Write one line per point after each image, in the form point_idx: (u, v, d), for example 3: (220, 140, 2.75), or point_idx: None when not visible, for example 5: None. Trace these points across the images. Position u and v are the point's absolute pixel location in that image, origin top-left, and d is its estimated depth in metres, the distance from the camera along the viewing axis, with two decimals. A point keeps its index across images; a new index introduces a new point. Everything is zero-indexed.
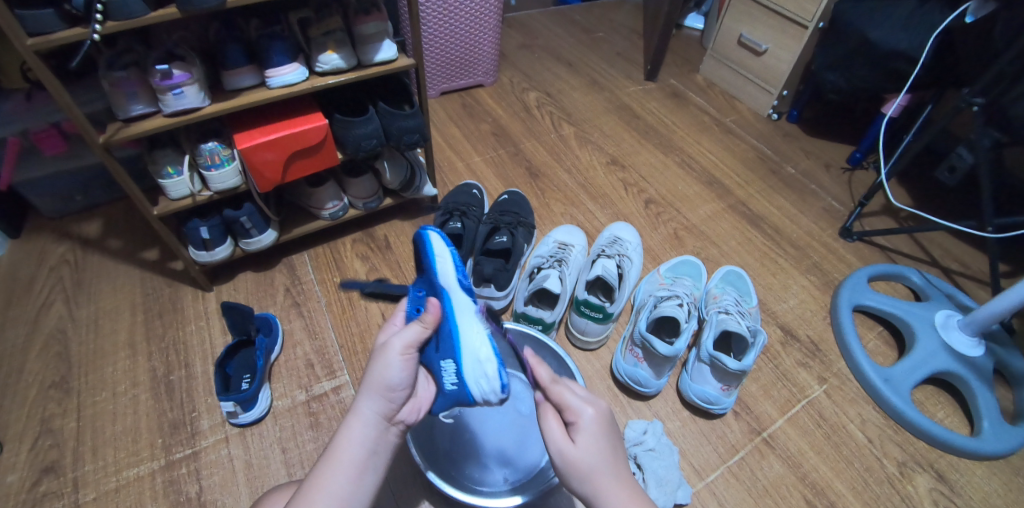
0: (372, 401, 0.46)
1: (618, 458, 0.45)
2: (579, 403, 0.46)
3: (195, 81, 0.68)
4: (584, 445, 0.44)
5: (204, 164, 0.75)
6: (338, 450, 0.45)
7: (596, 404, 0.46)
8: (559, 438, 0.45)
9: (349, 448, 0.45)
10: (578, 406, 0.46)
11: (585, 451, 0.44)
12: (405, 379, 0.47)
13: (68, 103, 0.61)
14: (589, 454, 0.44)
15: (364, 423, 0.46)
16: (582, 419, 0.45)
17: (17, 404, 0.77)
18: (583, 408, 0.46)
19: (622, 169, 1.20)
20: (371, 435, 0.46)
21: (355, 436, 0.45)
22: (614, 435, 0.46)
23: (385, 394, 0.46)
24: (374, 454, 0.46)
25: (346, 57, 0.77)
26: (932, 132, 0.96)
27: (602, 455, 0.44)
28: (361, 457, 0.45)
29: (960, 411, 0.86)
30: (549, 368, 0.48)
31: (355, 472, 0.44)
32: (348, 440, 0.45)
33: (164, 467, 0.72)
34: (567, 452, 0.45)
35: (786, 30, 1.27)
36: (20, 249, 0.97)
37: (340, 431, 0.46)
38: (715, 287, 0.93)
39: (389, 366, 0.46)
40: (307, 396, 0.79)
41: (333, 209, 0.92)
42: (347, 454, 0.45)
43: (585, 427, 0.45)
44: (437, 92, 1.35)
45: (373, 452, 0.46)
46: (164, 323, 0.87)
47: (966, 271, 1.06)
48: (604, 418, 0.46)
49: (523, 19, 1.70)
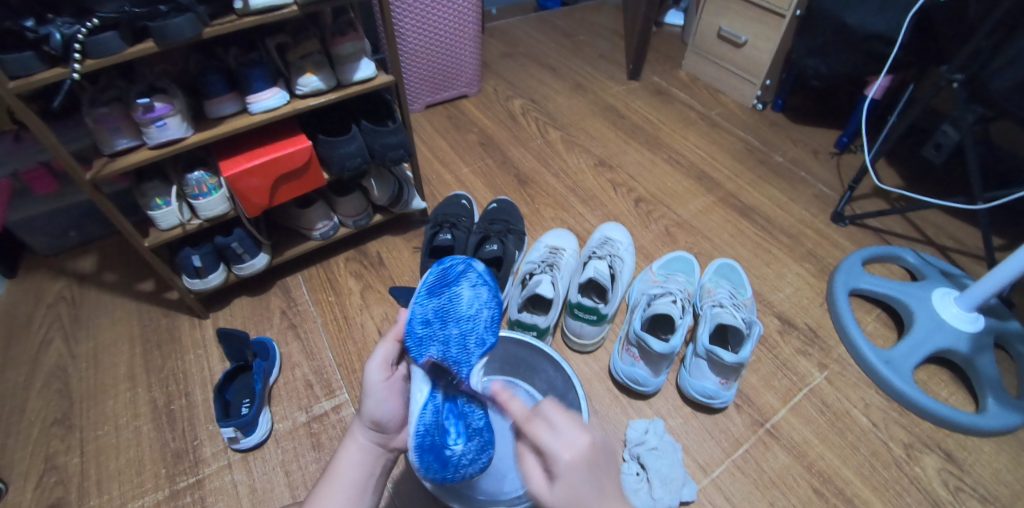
0: (364, 429, 0.51)
1: (603, 499, 0.38)
2: (555, 446, 0.39)
3: (177, 112, 0.69)
4: (561, 494, 0.38)
5: (191, 194, 0.76)
6: (340, 472, 0.50)
7: (573, 446, 0.39)
8: (538, 481, 0.41)
9: (346, 468, 0.50)
10: (554, 450, 0.39)
11: (562, 502, 0.38)
12: (391, 408, 0.51)
13: (52, 142, 0.62)
14: (567, 502, 0.38)
15: (362, 447, 0.52)
16: (556, 465, 0.39)
17: (21, 443, 0.77)
18: (559, 451, 0.39)
19: (610, 170, 1.21)
20: (369, 456, 0.52)
21: (352, 456, 0.51)
22: (598, 473, 0.39)
23: (374, 423, 0.51)
24: (376, 474, 0.52)
25: (325, 78, 0.78)
26: (915, 109, 0.96)
27: (583, 506, 0.38)
28: (361, 477, 0.50)
29: (964, 390, 0.85)
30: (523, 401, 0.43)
31: (355, 490, 0.49)
32: (349, 462, 0.51)
33: (169, 497, 0.72)
34: (546, 499, 0.40)
35: (764, 20, 1.28)
36: (16, 288, 0.98)
37: (339, 451, 0.52)
38: (708, 282, 0.93)
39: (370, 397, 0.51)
40: (307, 417, 0.79)
41: (323, 229, 0.92)
42: (347, 474, 0.50)
43: (561, 473, 0.39)
44: (421, 106, 1.36)
45: (373, 472, 0.52)
46: (162, 354, 0.87)
47: (961, 247, 1.06)
48: (586, 458, 0.39)
49: (503, 27, 1.72)
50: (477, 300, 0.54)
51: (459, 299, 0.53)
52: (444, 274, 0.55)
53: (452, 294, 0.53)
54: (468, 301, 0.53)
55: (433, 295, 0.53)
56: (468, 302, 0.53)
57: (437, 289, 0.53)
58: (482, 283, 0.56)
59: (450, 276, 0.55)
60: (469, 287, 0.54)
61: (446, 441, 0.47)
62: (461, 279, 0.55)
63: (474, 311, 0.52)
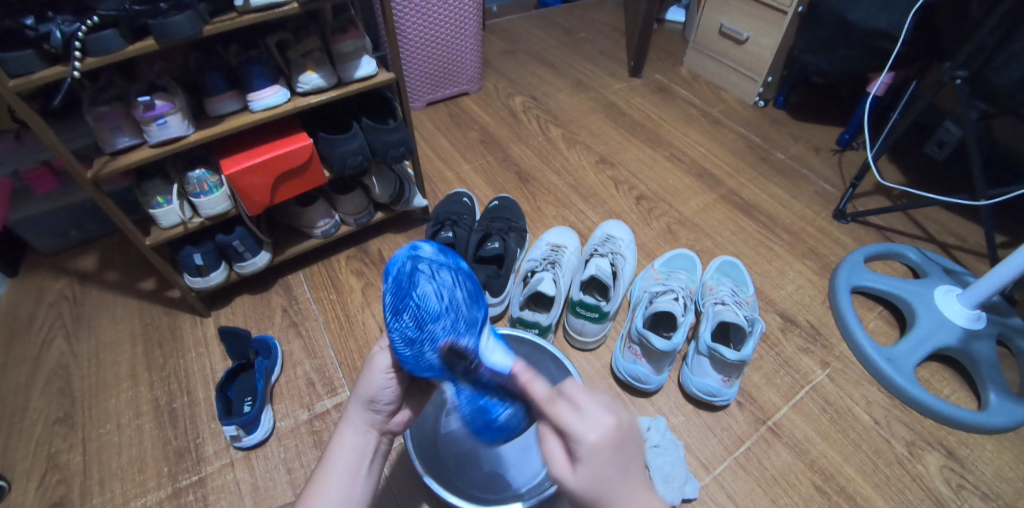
0: (360, 411, 0.51)
1: (628, 481, 0.38)
2: (581, 428, 0.38)
3: (178, 110, 0.69)
4: (584, 474, 0.38)
5: (193, 192, 0.76)
6: (334, 459, 0.48)
7: (599, 427, 0.38)
8: (561, 464, 0.40)
9: (342, 455, 0.48)
10: (579, 432, 0.38)
11: (586, 483, 0.38)
12: (390, 393, 0.51)
13: (53, 140, 0.62)
14: (592, 482, 0.38)
15: (356, 431, 0.50)
16: (582, 446, 0.38)
17: (23, 441, 0.77)
18: (584, 433, 0.38)
19: (612, 167, 1.20)
20: (364, 441, 0.50)
21: (349, 443, 0.49)
22: (624, 454, 0.39)
23: (373, 404, 0.50)
24: (370, 460, 0.50)
25: (326, 76, 0.78)
26: (917, 106, 0.95)
27: (608, 486, 0.38)
28: (356, 463, 0.48)
29: (966, 386, 0.85)
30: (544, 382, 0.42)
31: (350, 476, 0.47)
32: (343, 448, 0.49)
33: (171, 495, 0.72)
34: (568, 479, 0.40)
35: (766, 17, 1.27)
36: (18, 287, 0.98)
37: (334, 440, 0.50)
38: (710, 279, 0.93)
39: (374, 380, 0.50)
40: (309, 415, 0.79)
41: (325, 227, 0.92)
42: (342, 460, 0.48)
43: (586, 456, 0.38)
44: (422, 103, 1.35)
45: (368, 458, 0.50)
46: (164, 352, 0.87)
47: (963, 245, 1.06)
48: (611, 440, 0.38)
49: (504, 25, 1.71)
50: (442, 289, 0.50)
51: (426, 300, 0.49)
52: (399, 282, 0.49)
53: (413, 298, 0.48)
54: (436, 296, 0.49)
55: (400, 313, 0.48)
56: (436, 296, 0.49)
57: (401, 303, 0.48)
58: (441, 266, 0.52)
59: (405, 280, 0.49)
60: (429, 281, 0.50)
61: (491, 413, 0.48)
62: (417, 278, 0.50)
63: (448, 300, 0.50)
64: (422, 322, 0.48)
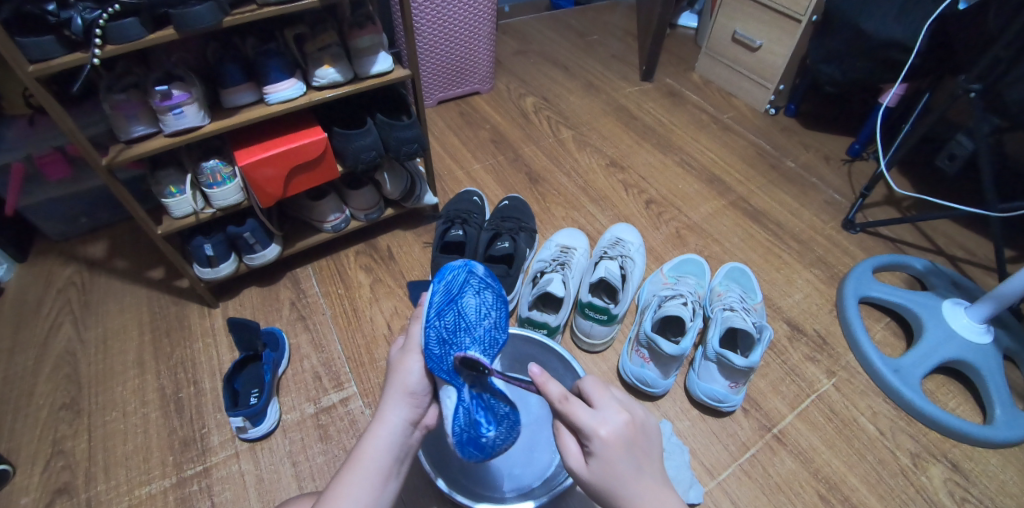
0: (400, 406, 0.50)
1: (639, 477, 0.40)
2: (591, 423, 0.40)
3: (195, 100, 0.69)
4: (597, 467, 0.41)
5: (206, 182, 0.76)
6: (364, 460, 0.47)
7: (610, 424, 0.40)
8: (574, 457, 0.43)
9: (374, 456, 0.47)
10: (591, 427, 0.40)
11: (598, 476, 0.41)
12: (424, 383, 0.51)
13: (70, 127, 0.61)
14: (604, 476, 0.40)
15: (391, 430, 0.49)
16: (594, 442, 0.40)
17: (29, 426, 0.77)
18: (597, 428, 0.40)
19: (622, 170, 1.21)
20: (397, 440, 0.49)
21: (381, 443, 0.48)
22: (636, 451, 0.41)
23: (410, 399, 0.50)
24: (400, 460, 0.49)
25: (342, 71, 0.78)
26: (930, 119, 0.95)
27: (619, 480, 0.40)
28: (387, 465, 0.48)
29: (972, 400, 0.85)
30: (558, 383, 0.43)
31: (382, 480, 0.47)
32: (376, 448, 0.48)
33: (176, 484, 0.72)
34: (582, 471, 0.42)
35: (780, 25, 1.27)
36: (27, 272, 0.98)
37: (366, 438, 0.49)
38: (718, 285, 0.93)
39: (413, 369, 0.51)
40: (315, 408, 0.79)
41: (336, 221, 0.93)
42: (372, 463, 0.47)
43: (598, 451, 0.40)
44: (434, 101, 1.36)
45: (398, 459, 0.49)
46: (171, 340, 0.88)
47: (972, 258, 1.06)
48: (622, 437, 0.40)
49: (516, 25, 1.71)
50: (483, 307, 0.56)
51: (467, 310, 0.54)
52: (450, 289, 0.55)
53: (458, 306, 0.54)
54: (476, 309, 0.55)
55: (442, 313, 0.52)
56: (476, 310, 0.55)
57: (446, 306, 0.53)
58: (486, 286, 0.59)
59: (455, 288, 0.56)
60: (474, 295, 0.56)
61: (481, 431, 0.47)
62: (466, 289, 0.56)
63: (485, 316, 0.55)
64: (458, 328, 0.52)
